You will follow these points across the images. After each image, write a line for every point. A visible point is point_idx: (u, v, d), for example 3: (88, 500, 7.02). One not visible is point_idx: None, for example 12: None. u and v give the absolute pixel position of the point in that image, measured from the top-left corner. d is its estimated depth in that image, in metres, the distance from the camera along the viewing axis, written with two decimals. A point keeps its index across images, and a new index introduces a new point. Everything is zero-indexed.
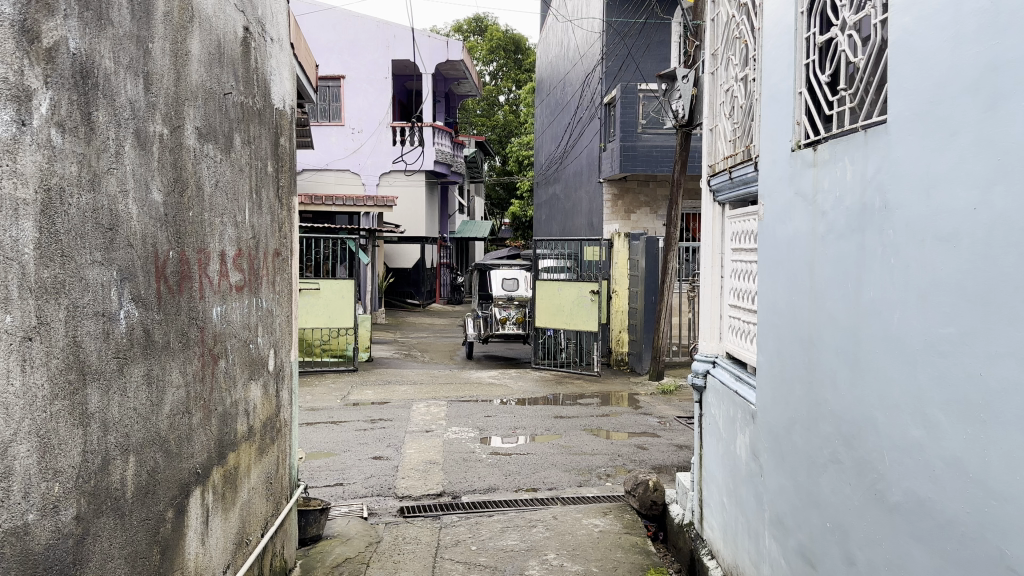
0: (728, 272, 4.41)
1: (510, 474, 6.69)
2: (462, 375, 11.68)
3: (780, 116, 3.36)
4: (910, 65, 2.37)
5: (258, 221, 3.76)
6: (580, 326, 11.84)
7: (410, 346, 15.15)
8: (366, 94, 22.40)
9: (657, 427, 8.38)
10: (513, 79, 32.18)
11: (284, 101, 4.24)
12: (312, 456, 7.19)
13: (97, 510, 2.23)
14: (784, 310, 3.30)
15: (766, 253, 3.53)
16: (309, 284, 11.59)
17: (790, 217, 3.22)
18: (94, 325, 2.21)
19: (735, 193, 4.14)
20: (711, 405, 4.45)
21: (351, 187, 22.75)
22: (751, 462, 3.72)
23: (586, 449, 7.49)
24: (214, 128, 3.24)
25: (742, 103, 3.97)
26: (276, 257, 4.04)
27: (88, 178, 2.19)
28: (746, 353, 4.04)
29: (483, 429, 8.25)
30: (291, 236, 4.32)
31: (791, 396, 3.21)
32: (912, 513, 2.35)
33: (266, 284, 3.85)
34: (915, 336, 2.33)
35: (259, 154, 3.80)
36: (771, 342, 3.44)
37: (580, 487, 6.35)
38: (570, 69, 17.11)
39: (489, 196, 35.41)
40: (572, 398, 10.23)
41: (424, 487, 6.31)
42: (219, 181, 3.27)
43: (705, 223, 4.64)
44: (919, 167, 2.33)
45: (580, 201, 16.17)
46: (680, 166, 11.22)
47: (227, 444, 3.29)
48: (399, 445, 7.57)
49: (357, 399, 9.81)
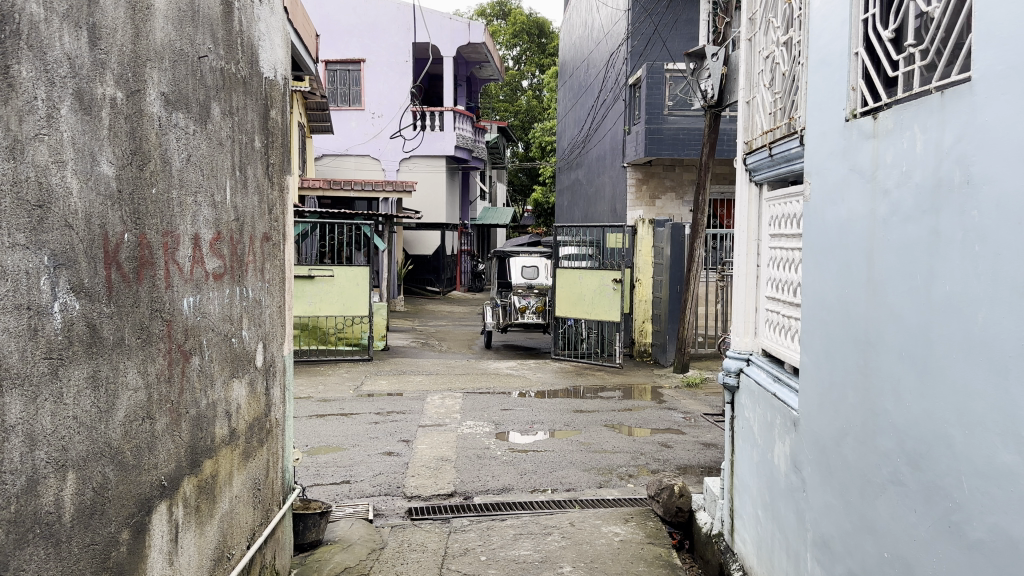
0: (766, 260, 3.99)
1: (526, 473, 6.32)
2: (481, 365, 11.31)
3: (831, 82, 2.93)
4: (1007, 7, 1.93)
5: (243, 201, 3.39)
6: (602, 316, 11.29)
7: (428, 335, 14.80)
8: (387, 77, 22.02)
9: (682, 424, 7.97)
10: (537, 64, 31.66)
11: (275, 70, 3.86)
12: (319, 452, 6.85)
13: (20, 539, 1.88)
14: (833, 305, 2.88)
15: (813, 240, 3.11)
16: (324, 270, 11.20)
17: (843, 197, 2.79)
18: (13, 320, 1.86)
19: (775, 171, 3.72)
20: (744, 406, 4.04)
21: (371, 172, 22.41)
22: (792, 475, 3.31)
23: (607, 447, 7.09)
24: (186, 96, 2.87)
25: (785, 70, 3.54)
26: (266, 242, 3.68)
27: (4, 145, 1.83)
28: (786, 351, 3.63)
29: (500, 424, 7.89)
30: (284, 220, 3.95)
31: (843, 405, 2.80)
32: (999, 555, 1.95)
33: (252, 272, 3.49)
34: (1006, 341, 1.91)
35: (243, 128, 3.42)
36: (817, 342, 3.04)
37: (600, 488, 5.96)
38: (594, 50, 16.60)
39: (512, 182, 34.96)
40: (593, 391, 9.82)
41: (435, 486, 5.95)
42: (191, 156, 2.89)
43: (739, 205, 4.21)
44: (1015, 133, 1.90)
45: (602, 186, 15.73)
46: (707, 149, 10.75)
47: (201, 451, 2.94)
48: (411, 440, 7.22)
49: (370, 390, 9.47)
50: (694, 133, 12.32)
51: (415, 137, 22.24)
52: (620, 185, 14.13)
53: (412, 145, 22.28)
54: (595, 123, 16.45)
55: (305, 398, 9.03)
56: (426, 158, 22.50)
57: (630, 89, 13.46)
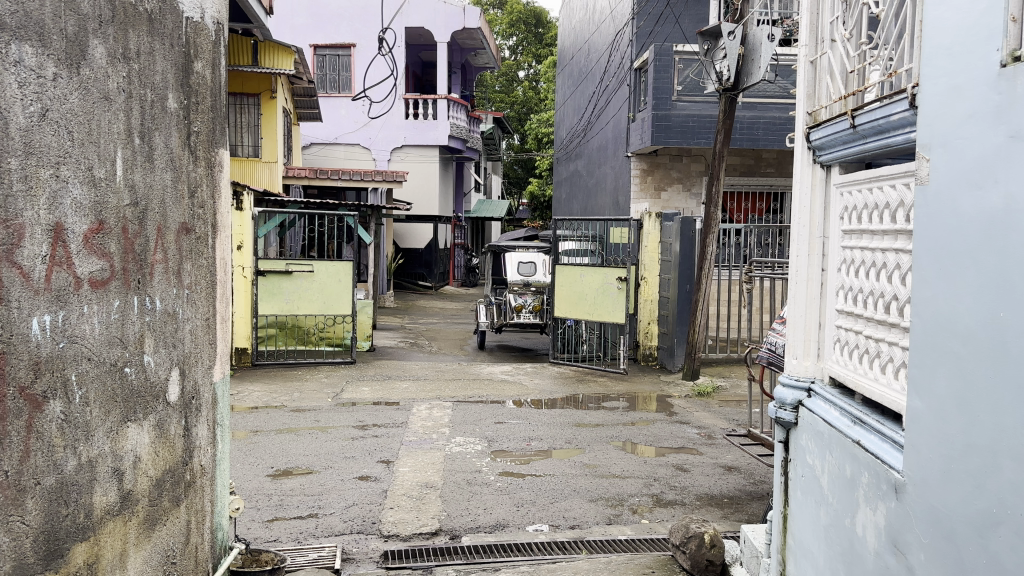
0: (837, 262, 3.13)
1: (523, 504, 5.43)
2: (473, 369, 10.41)
3: (975, 16, 2.06)
4: None
5: (145, 178, 2.50)
6: (604, 317, 10.41)
7: (417, 334, 13.89)
8: (378, 64, 21.02)
9: (698, 442, 7.11)
10: (534, 54, 30.67)
11: (204, 10, 2.93)
12: (287, 477, 5.95)
13: None
14: (975, 331, 2.03)
15: (932, 238, 2.25)
16: (303, 265, 10.24)
17: (1000, 176, 1.93)
18: None
19: (859, 149, 2.86)
20: (805, 448, 3.20)
21: (361, 162, 21.47)
22: (889, 557, 2.45)
23: (615, 471, 6.20)
24: (37, 23, 1.96)
25: (880, 13, 2.68)
26: (186, 235, 2.79)
27: None
28: (871, 385, 2.78)
29: (494, 440, 7.00)
30: (216, 207, 3.04)
31: (994, 480, 1.93)
32: None
33: (161, 276, 2.60)
34: None
35: (150, 80, 2.53)
36: (941, 383, 2.17)
37: (610, 526, 5.08)
38: (596, 33, 15.65)
39: (507, 175, 34.12)
40: (596, 400, 8.93)
41: (417, 522, 5.05)
42: (45, 112, 1.99)
43: (797, 193, 3.35)
44: None
45: (604, 178, 14.85)
46: (721, 137, 9.75)
47: (66, 536, 2.07)
48: (392, 461, 6.33)
49: (350, 398, 8.56)
50: (705, 120, 11.43)
51: (382, 99, 21.12)
52: (623, 177, 13.23)
53: (378, 110, 21.17)
54: (597, 112, 15.53)
55: (276, 408, 8.13)
56: (418, 147, 21.51)
57: (636, 73, 12.57)
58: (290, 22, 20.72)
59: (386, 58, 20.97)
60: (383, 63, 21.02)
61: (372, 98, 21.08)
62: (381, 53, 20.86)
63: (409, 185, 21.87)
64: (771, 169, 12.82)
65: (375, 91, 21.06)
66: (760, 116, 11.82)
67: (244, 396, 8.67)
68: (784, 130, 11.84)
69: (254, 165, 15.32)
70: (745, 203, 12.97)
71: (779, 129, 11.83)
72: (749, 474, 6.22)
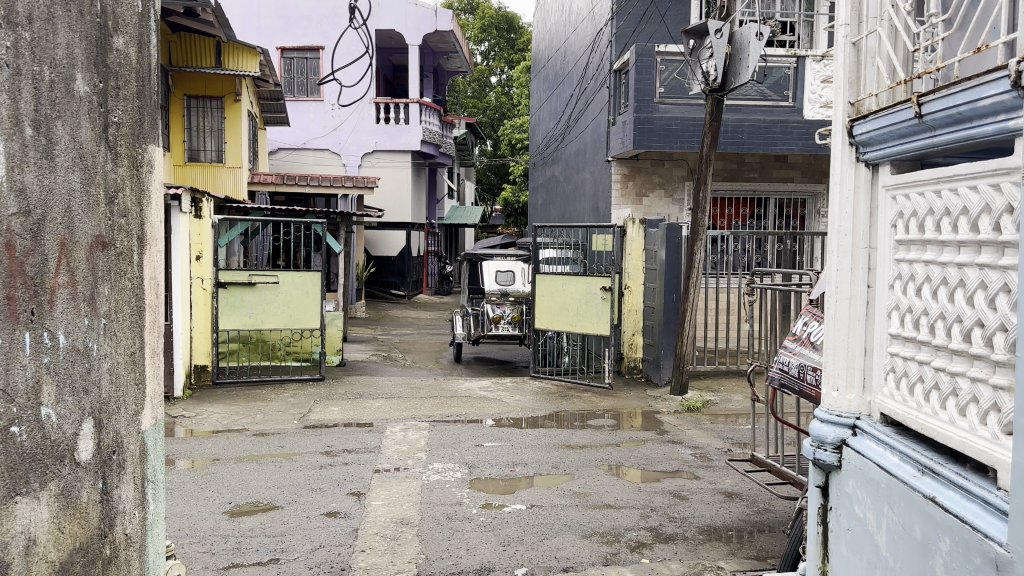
0: (889, 277, 2.67)
1: (509, 543, 4.90)
2: (449, 385, 9.84)
3: None
4: None
5: (39, 181, 2.13)
6: (588, 329, 9.94)
7: (391, 347, 13.30)
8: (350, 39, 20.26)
9: (693, 465, 6.62)
10: (506, 59, 30.26)
11: None
12: (246, 515, 5.37)
13: None
14: None
15: None
16: (267, 276, 9.63)
17: None
18: None
19: (924, 144, 2.40)
20: (853, 496, 2.74)
21: (331, 168, 20.82)
22: None
23: (609, 501, 5.69)
24: None
25: None
26: (102, 251, 2.27)
27: None
28: (943, 432, 2.30)
29: (474, 466, 6.48)
30: (154, 214, 2.51)
31: None
32: None
33: (67, 303, 2.18)
34: None
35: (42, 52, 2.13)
36: None
37: (607, 567, 4.57)
38: (572, 35, 15.28)
39: (481, 181, 33.65)
40: (581, 418, 8.43)
41: (391, 568, 4.50)
42: None
43: (836, 195, 2.89)
44: None
45: (582, 183, 14.39)
46: (708, 140, 9.24)
47: None
48: (363, 493, 5.76)
49: (318, 420, 7.97)
50: (689, 122, 11.01)
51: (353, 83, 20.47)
52: (603, 181, 12.80)
53: (349, 96, 20.54)
54: (574, 115, 15.12)
55: (237, 432, 7.54)
56: (390, 152, 20.88)
57: (615, 75, 12.15)
58: (257, 23, 20.24)
59: (359, 31, 20.27)
60: (355, 37, 20.28)
61: (341, 81, 20.46)
62: (352, 26, 20.19)
63: (380, 191, 21.22)
64: (755, 173, 12.42)
65: (345, 74, 20.44)
66: (743, 119, 11.44)
67: (203, 419, 8.05)
68: (769, 133, 11.45)
69: (218, 170, 14.71)
70: (729, 210, 12.61)
71: (764, 132, 11.44)
72: (751, 502, 5.74)
